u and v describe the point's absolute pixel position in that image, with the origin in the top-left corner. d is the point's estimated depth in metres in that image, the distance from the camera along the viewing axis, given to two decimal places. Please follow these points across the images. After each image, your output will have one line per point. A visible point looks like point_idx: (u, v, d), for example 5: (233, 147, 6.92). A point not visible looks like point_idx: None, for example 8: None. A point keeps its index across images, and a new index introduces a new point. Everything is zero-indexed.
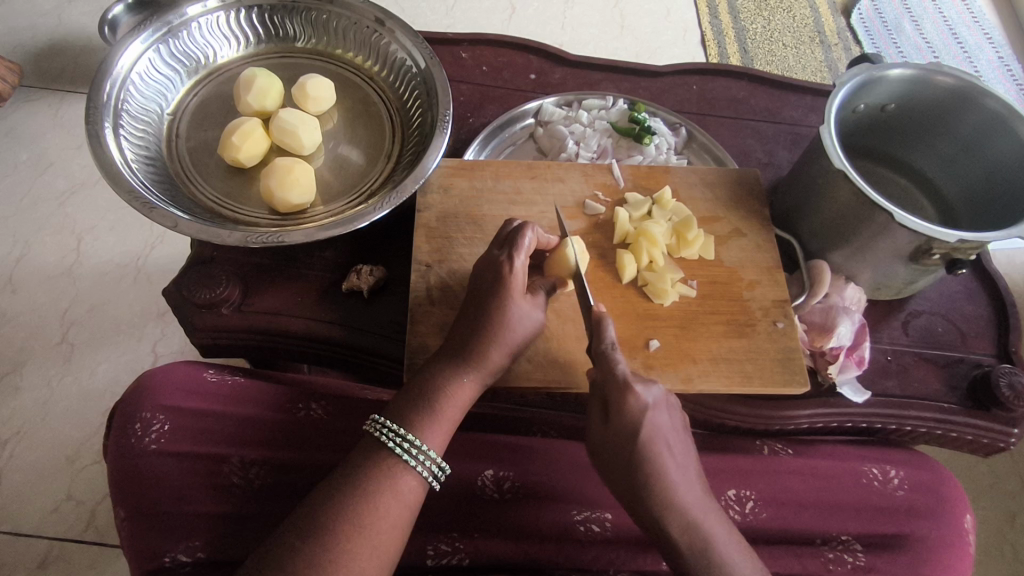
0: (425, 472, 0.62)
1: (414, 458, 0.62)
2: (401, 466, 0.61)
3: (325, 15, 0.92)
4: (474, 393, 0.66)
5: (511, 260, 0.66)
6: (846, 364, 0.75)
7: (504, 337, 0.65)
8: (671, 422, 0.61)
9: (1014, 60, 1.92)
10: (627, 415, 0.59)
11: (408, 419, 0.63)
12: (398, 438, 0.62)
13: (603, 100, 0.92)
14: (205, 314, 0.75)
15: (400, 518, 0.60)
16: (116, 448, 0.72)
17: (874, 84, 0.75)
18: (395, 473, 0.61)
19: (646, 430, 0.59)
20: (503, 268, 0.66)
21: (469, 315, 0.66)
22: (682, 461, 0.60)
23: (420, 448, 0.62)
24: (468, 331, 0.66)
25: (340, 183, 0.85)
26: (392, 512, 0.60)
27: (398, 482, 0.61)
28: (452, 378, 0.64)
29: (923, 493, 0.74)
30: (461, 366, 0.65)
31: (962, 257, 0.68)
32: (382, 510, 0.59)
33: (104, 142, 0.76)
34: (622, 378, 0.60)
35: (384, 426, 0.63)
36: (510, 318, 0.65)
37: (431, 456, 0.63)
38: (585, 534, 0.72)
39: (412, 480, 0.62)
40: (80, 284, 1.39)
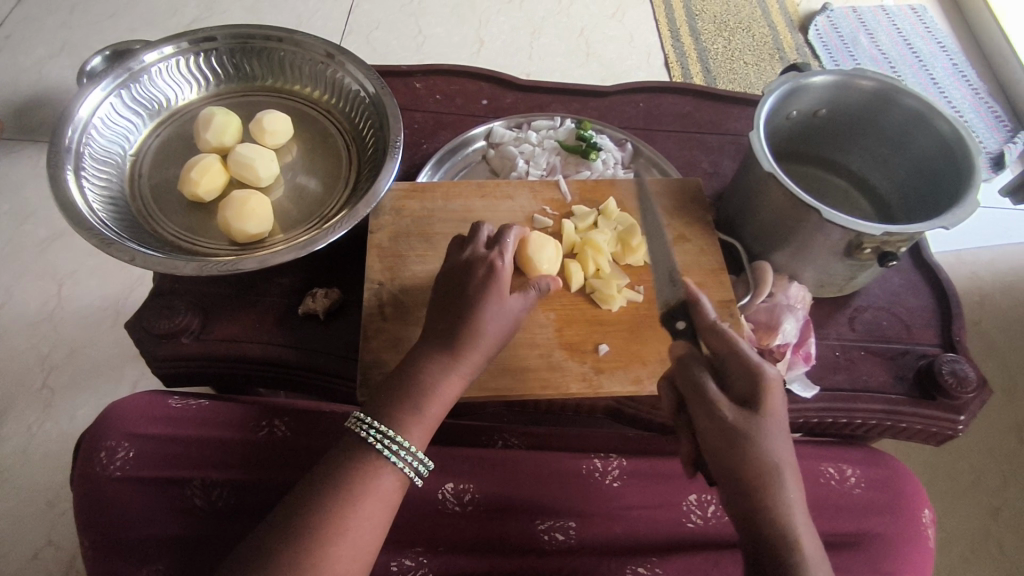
0: (408, 470, 0.62)
1: (399, 457, 0.62)
2: (383, 465, 0.61)
3: (279, 53, 0.96)
4: (458, 389, 0.65)
5: (501, 256, 0.68)
6: (793, 361, 0.77)
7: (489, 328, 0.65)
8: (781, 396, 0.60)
9: (967, 67, 1.98)
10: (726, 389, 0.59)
11: (395, 415, 0.62)
12: (381, 437, 0.62)
13: (551, 121, 0.96)
14: (166, 344, 0.77)
15: (379, 516, 0.60)
16: (82, 477, 0.74)
17: (801, 91, 0.78)
18: (378, 470, 0.61)
19: (774, 410, 0.58)
20: (494, 264, 0.67)
21: (437, 313, 0.67)
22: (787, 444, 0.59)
23: (404, 446, 0.62)
24: (449, 325, 0.65)
25: (298, 210, 0.88)
26: (374, 512, 0.60)
27: (380, 480, 0.61)
28: (440, 372, 0.63)
29: (880, 490, 0.75)
30: (449, 359, 0.64)
31: (893, 249, 0.70)
32: (365, 511, 0.59)
33: (67, 184, 0.79)
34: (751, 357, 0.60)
35: (368, 424, 0.62)
36: (492, 313, 0.65)
37: (415, 454, 0.62)
38: (549, 543, 0.73)
39: (394, 479, 0.62)
40: (61, 329, 1.41)
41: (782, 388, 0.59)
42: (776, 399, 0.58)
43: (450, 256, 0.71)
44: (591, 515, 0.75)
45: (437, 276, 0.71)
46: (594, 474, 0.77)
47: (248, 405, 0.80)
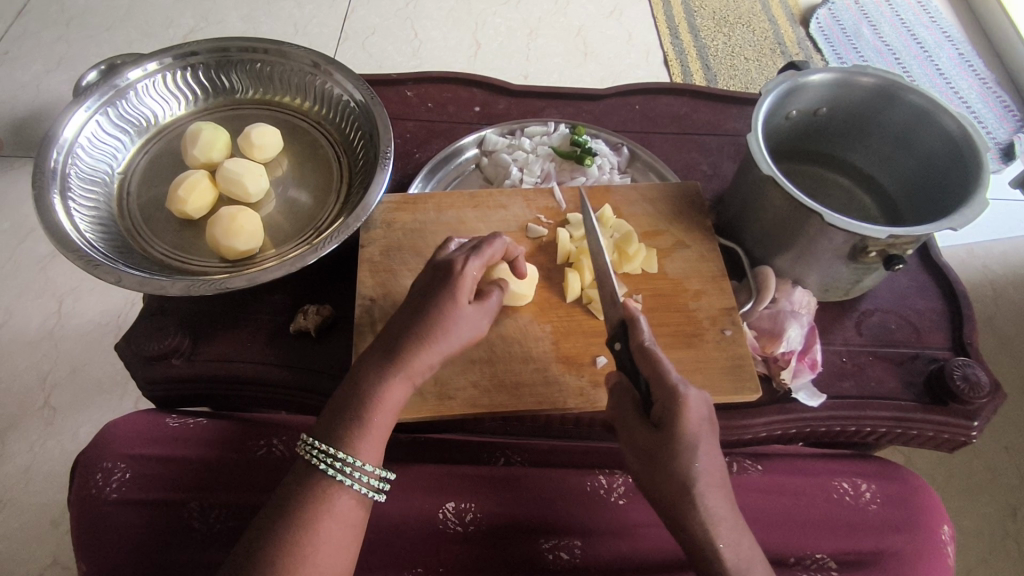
0: (363, 488, 0.60)
1: (351, 477, 0.59)
2: (336, 487, 0.59)
3: (266, 65, 0.95)
4: (405, 398, 0.62)
5: (466, 260, 0.65)
6: (799, 369, 0.75)
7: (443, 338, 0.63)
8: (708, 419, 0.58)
9: (973, 55, 1.94)
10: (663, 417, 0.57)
11: (338, 433, 0.60)
12: (328, 459, 0.59)
13: (544, 126, 0.94)
14: (156, 365, 0.75)
15: (343, 538, 0.58)
16: (79, 499, 0.73)
17: (799, 90, 0.76)
18: (331, 494, 0.58)
19: (697, 439, 0.56)
20: (457, 266, 0.64)
21: (405, 317, 0.64)
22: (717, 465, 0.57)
23: (354, 465, 0.59)
24: (399, 331, 0.63)
25: (289, 224, 0.86)
26: (335, 535, 0.57)
27: (333, 504, 0.58)
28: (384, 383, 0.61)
29: (897, 506, 0.73)
30: (390, 367, 0.61)
31: (898, 252, 0.68)
32: (324, 536, 0.57)
33: (53, 206, 0.78)
34: (671, 381, 0.57)
35: (313, 447, 0.60)
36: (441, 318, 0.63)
37: (368, 471, 0.60)
38: (555, 563, 0.71)
39: (350, 499, 0.59)
40: (62, 346, 1.40)
41: (703, 413, 0.57)
42: (693, 427, 0.56)
43: (431, 259, 0.69)
44: (597, 534, 0.73)
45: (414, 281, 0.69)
46: (600, 492, 0.75)
47: (246, 423, 0.78)
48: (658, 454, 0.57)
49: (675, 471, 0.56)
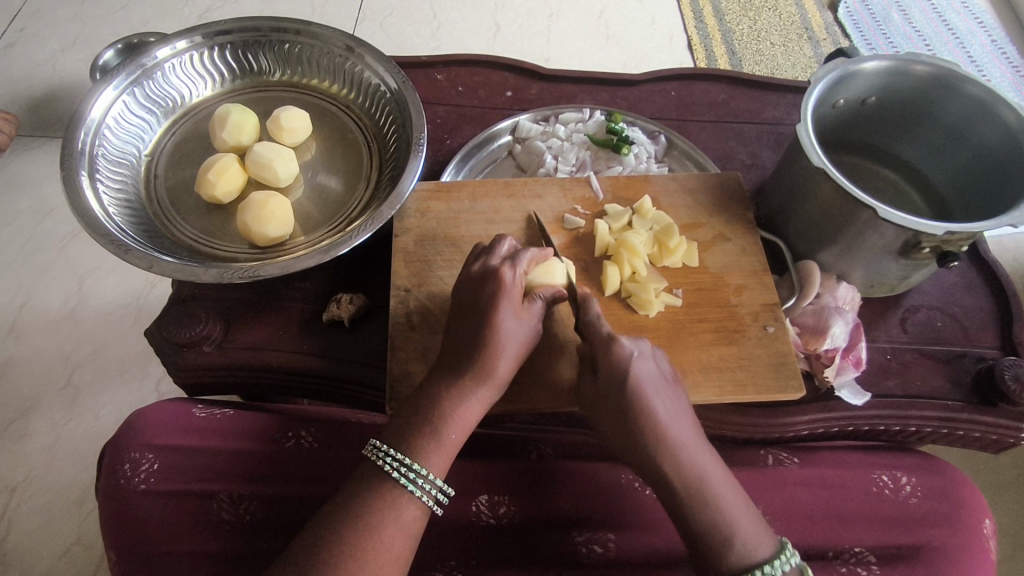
0: (428, 500, 0.60)
1: (419, 486, 0.59)
2: (404, 495, 0.59)
3: (296, 46, 0.93)
4: (478, 415, 0.62)
5: (512, 269, 0.65)
6: (843, 366, 0.73)
7: (507, 346, 0.63)
8: (661, 373, 0.62)
9: (1007, 42, 1.89)
10: (615, 365, 0.60)
11: (409, 440, 0.60)
12: (397, 464, 0.59)
13: (579, 113, 0.92)
14: (187, 352, 0.75)
15: (404, 548, 0.58)
16: (107, 490, 0.72)
17: (850, 78, 0.73)
18: (398, 503, 0.58)
19: (632, 376, 0.60)
20: (504, 275, 0.64)
21: (464, 337, 0.63)
22: (674, 407, 0.61)
23: (423, 476, 0.59)
24: (461, 343, 0.63)
25: (320, 212, 0.85)
26: (396, 545, 0.57)
27: (400, 512, 0.58)
28: (460, 394, 0.61)
29: (938, 499, 0.72)
30: (465, 382, 0.61)
31: (953, 248, 0.66)
32: (387, 544, 0.57)
33: (81, 187, 0.77)
34: (608, 334, 0.62)
35: (383, 452, 0.60)
36: (501, 329, 0.62)
37: (435, 483, 0.60)
38: (587, 556, 0.70)
39: (415, 509, 0.59)
40: (83, 327, 1.40)
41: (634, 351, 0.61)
42: (624, 365, 0.60)
43: (465, 270, 0.68)
44: (631, 526, 0.72)
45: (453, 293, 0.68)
46: (634, 484, 0.74)
47: (274, 415, 0.77)
48: (607, 399, 0.61)
49: (625, 413, 0.60)
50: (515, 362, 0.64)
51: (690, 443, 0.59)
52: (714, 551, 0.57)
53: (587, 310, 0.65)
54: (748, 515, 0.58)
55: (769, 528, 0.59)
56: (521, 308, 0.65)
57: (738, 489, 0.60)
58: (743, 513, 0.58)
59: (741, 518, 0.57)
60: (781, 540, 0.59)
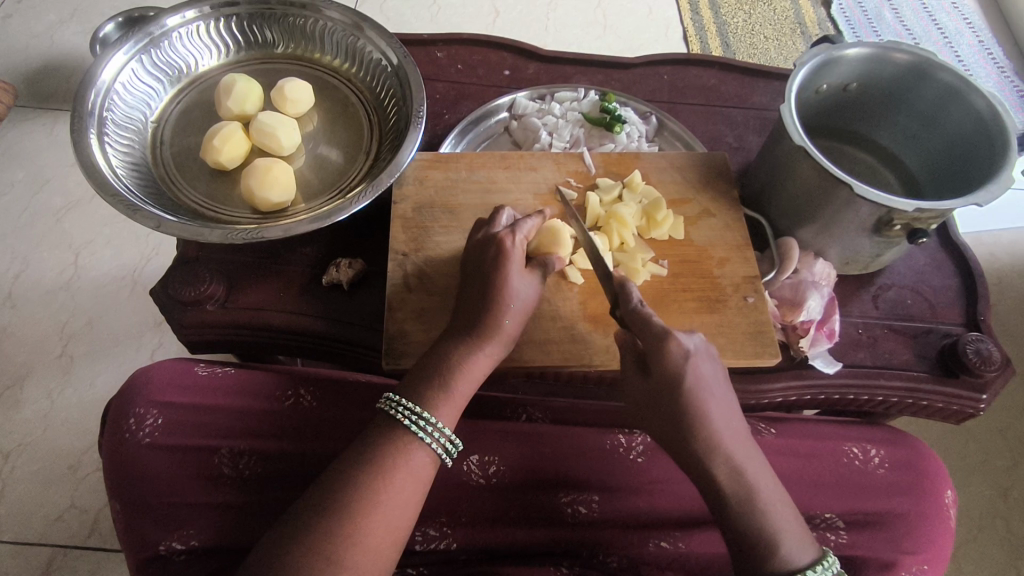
0: (437, 448, 0.63)
1: (430, 435, 0.63)
2: (416, 443, 0.62)
3: (300, 20, 0.95)
4: (488, 368, 0.67)
5: (511, 235, 0.69)
6: (817, 338, 0.77)
7: (513, 305, 0.67)
8: (714, 372, 0.63)
9: (993, 44, 1.94)
10: (669, 362, 0.61)
11: (422, 393, 0.64)
12: (411, 414, 0.63)
13: (575, 92, 0.95)
14: (191, 311, 0.77)
15: (415, 493, 0.61)
16: (111, 443, 0.75)
17: (833, 63, 0.76)
18: (409, 449, 0.62)
19: (690, 377, 0.61)
20: (504, 241, 0.68)
21: (472, 295, 0.68)
22: (727, 411, 0.62)
23: (434, 424, 0.63)
24: (469, 304, 0.68)
25: (321, 181, 0.87)
26: (407, 489, 0.61)
27: (411, 459, 0.62)
28: (468, 350, 0.65)
29: (904, 471, 0.76)
30: (474, 338, 0.66)
31: (923, 226, 0.70)
32: (398, 487, 0.60)
33: (90, 149, 0.79)
34: (662, 328, 0.62)
35: (398, 404, 0.64)
36: (506, 287, 0.67)
37: (445, 432, 0.63)
38: (573, 516, 0.74)
39: (425, 456, 0.63)
40: (79, 296, 1.42)
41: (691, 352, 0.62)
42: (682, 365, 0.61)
43: (469, 240, 0.73)
44: (617, 489, 0.76)
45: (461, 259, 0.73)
46: (620, 449, 0.78)
47: (274, 375, 0.80)
48: (661, 398, 0.62)
49: (677, 412, 0.61)
50: (523, 319, 0.68)
51: (738, 445, 0.62)
52: (760, 553, 0.59)
53: (630, 300, 0.65)
54: (788, 520, 0.60)
55: (812, 534, 0.61)
56: (525, 270, 0.69)
57: (782, 494, 0.62)
58: (785, 514, 0.60)
59: (782, 519, 0.60)
60: (823, 549, 0.61)
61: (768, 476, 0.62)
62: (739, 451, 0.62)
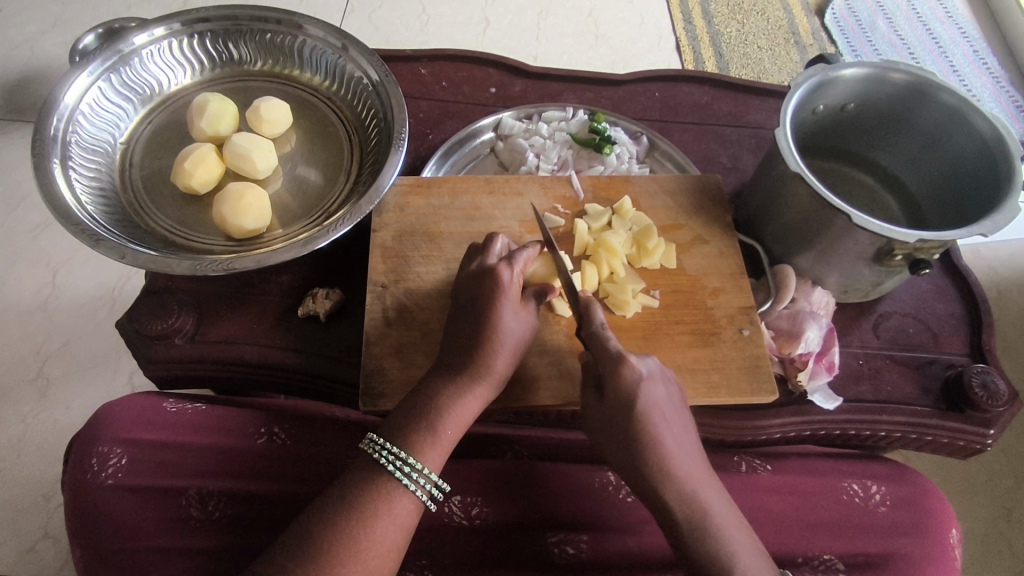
0: (422, 494, 0.60)
1: (413, 481, 0.59)
2: (398, 489, 0.59)
3: (278, 37, 0.92)
4: (477, 411, 0.63)
5: (508, 268, 0.65)
6: (815, 371, 0.74)
7: (505, 344, 0.64)
8: (669, 396, 0.61)
9: (988, 53, 1.92)
10: (623, 387, 0.58)
11: (406, 435, 0.60)
12: (394, 458, 0.59)
13: (563, 112, 0.92)
14: (158, 345, 0.73)
15: (397, 542, 0.58)
16: (73, 485, 0.71)
17: (830, 84, 0.73)
18: (392, 496, 0.58)
19: (644, 401, 0.58)
20: (500, 274, 0.65)
21: (458, 333, 0.65)
22: (680, 434, 0.60)
23: (418, 469, 0.59)
24: (458, 342, 0.64)
25: (298, 205, 0.84)
26: (388, 539, 0.57)
27: (393, 506, 0.58)
28: (455, 391, 0.62)
29: (907, 509, 0.72)
30: (464, 379, 0.62)
31: (925, 256, 0.66)
32: (379, 536, 0.56)
33: (51, 175, 0.75)
34: (618, 351, 0.60)
35: (380, 446, 0.60)
36: (499, 325, 0.63)
37: (430, 478, 0.60)
38: (560, 556, 0.70)
39: (409, 503, 0.59)
40: (56, 316, 1.37)
41: (645, 375, 0.59)
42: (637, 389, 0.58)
43: (461, 271, 0.69)
44: (606, 529, 0.72)
45: (452, 290, 0.70)
46: (610, 487, 0.75)
47: (248, 412, 0.77)
48: (613, 420, 0.59)
49: (631, 437, 0.58)
50: (513, 359, 0.65)
51: (693, 472, 0.59)
52: None
53: (591, 320, 0.63)
54: (743, 543, 0.58)
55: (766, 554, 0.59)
56: (518, 306, 0.66)
57: (737, 517, 0.60)
58: (741, 538, 0.58)
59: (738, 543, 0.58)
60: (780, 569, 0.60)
61: (722, 499, 0.60)
62: (693, 474, 0.59)
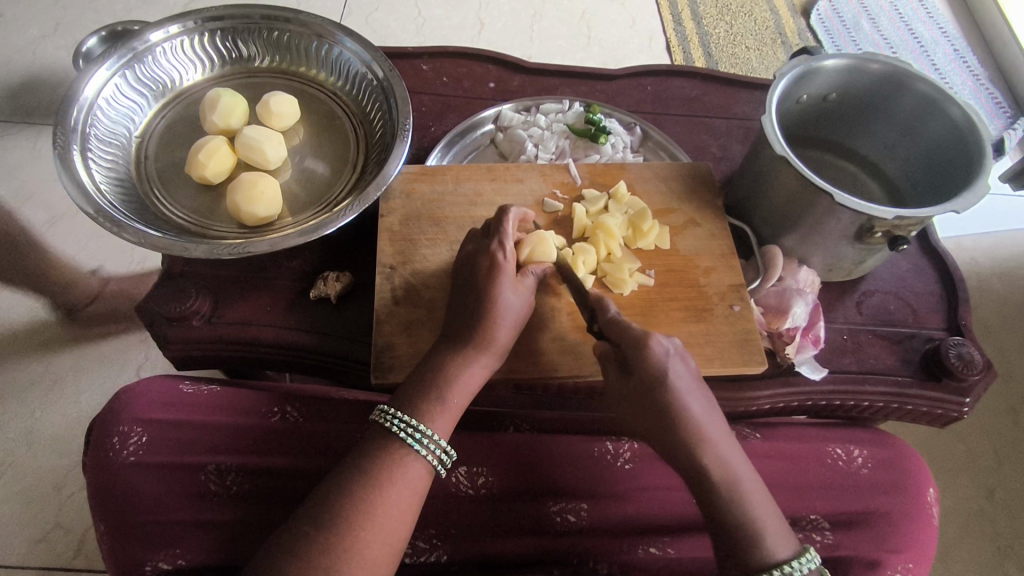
0: (432, 459, 0.63)
1: (424, 446, 0.62)
2: (410, 454, 0.62)
3: (286, 34, 0.95)
4: (482, 380, 0.67)
5: (502, 247, 0.69)
6: (802, 345, 0.78)
7: (505, 316, 0.67)
8: (690, 374, 0.63)
9: (968, 52, 1.98)
10: (650, 366, 0.61)
11: (418, 404, 0.64)
12: (405, 426, 0.63)
13: (559, 104, 0.96)
14: (176, 327, 0.77)
15: (410, 505, 0.61)
16: (95, 463, 0.74)
17: (812, 74, 0.78)
18: (404, 460, 0.62)
19: (667, 377, 0.61)
20: (495, 254, 0.69)
21: (464, 309, 0.68)
22: (705, 410, 0.62)
23: (429, 436, 0.63)
24: (462, 316, 0.68)
25: (307, 195, 0.87)
26: (402, 501, 0.60)
27: (406, 470, 0.61)
28: (462, 362, 0.65)
29: (887, 470, 0.77)
30: (468, 350, 0.66)
31: (903, 233, 0.71)
32: (394, 499, 0.60)
33: (73, 164, 0.78)
34: (640, 332, 0.63)
35: (392, 415, 0.64)
36: (496, 298, 0.67)
37: (439, 444, 0.63)
38: (560, 523, 0.74)
39: (420, 467, 0.62)
40: (62, 312, 1.40)
41: (668, 351, 0.62)
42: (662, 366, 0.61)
43: (460, 252, 0.73)
44: (604, 496, 0.76)
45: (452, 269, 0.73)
46: (606, 456, 0.78)
47: (261, 392, 0.80)
48: (645, 396, 0.62)
49: (659, 407, 0.61)
50: (514, 330, 0.68)
51: (719, 445, 0.62)
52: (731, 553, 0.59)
53: (605, 310, 0.67)
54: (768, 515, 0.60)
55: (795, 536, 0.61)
56: (516, 281, 0.69)
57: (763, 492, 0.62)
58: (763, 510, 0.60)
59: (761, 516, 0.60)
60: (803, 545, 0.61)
61: (752, 476, 0.62)
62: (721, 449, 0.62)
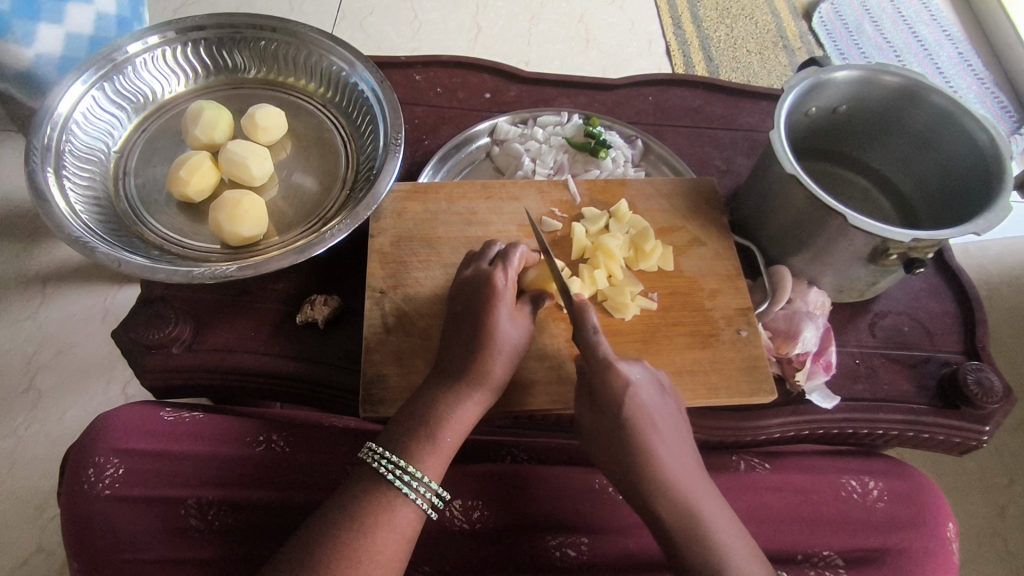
0: (424, 503, 0.59)
1: (413, 489, 0.59)
2: (399, 497, 0.58)
3: (273, 44, 0.92)
4: (477, 418, 0.63)
5: (502, 272, 0.66)
6: (813, 370, 0.74)
7: (502, 350, 0.63)
8: (659, 398, 0.62)
9: (972, 55, 1.95)
10: (609, 391, 0.60)
11: (408, 443, 0.60)
12: (395, 468, 0.59)
13: (558, 116, 0.92)
14: (155, 354, 0.73)
15: (399, 551, 0.57)
16: (69, 496, 0.70)
17: (822, 87, 0.74)
18: (393, 505, 0.58)
19: (629, 402, 0.60)
20: (494, 279, 0.65)
21: (459, 339, 0.64)
22: (671, 433, 0.61)
23: (420, 478, 0.59)
24: (457, 349, 0.64)
25: (295, 212, 0.83)
26: (390, 548, 0.57)
27: (394, 515, 0.58)
28: (455, 398, 0.62)
29: (904, 503, 0.73)
30: (462, 385, 0.62)
31: (919, 255, 0.67)
32: (381, 546, 0.56)
33: (46, 184, 0.75)
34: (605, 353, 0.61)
35: (380, 455, 0.60)
36: (494, 329, 0.63)
37: (430, 486, 0.60)
38: (561, 560, 0.70)
39: (410, 512, 0.59)
40: (47, 327, 1.36)
41: (632, 378, 0.61)
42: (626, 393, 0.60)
43: (457, 277, 0.69)
44: (606, 532, 0.72)
45: (447, 297, 0.70)
46: (609, 489, 0.74)
47: (245, 419, 0.76)
48: (608, 421, 0.61)
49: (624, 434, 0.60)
50: (511, 363, 0.64)
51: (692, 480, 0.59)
52: None
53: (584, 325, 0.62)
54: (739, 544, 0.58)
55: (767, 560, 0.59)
56: (514, 311, 0.66)
57: (734, 521, 0.60)
58: (732, 538, 0.58)
59: (733, 545, 0.57)
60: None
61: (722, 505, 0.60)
62: (687, 472, 0.60)
